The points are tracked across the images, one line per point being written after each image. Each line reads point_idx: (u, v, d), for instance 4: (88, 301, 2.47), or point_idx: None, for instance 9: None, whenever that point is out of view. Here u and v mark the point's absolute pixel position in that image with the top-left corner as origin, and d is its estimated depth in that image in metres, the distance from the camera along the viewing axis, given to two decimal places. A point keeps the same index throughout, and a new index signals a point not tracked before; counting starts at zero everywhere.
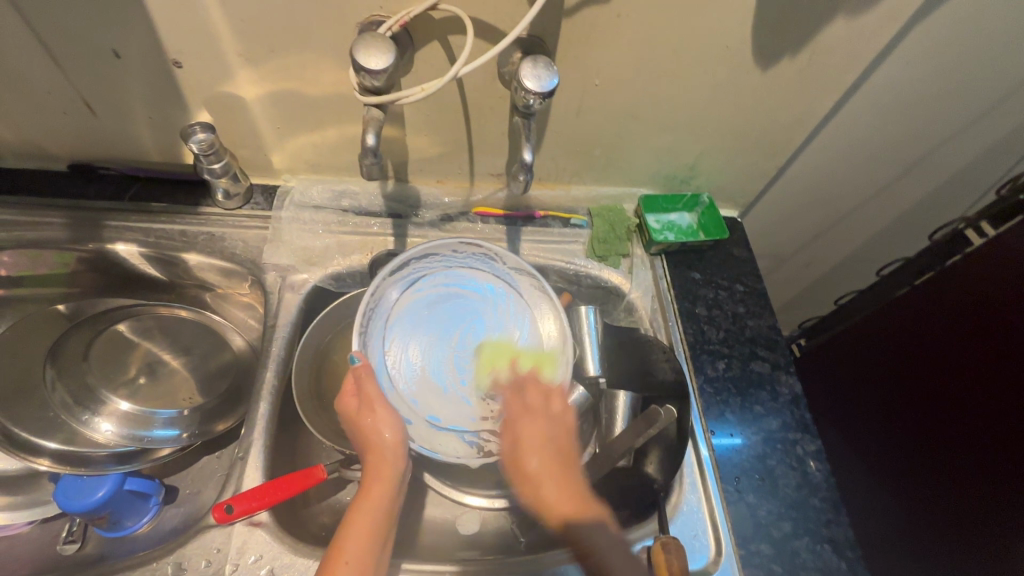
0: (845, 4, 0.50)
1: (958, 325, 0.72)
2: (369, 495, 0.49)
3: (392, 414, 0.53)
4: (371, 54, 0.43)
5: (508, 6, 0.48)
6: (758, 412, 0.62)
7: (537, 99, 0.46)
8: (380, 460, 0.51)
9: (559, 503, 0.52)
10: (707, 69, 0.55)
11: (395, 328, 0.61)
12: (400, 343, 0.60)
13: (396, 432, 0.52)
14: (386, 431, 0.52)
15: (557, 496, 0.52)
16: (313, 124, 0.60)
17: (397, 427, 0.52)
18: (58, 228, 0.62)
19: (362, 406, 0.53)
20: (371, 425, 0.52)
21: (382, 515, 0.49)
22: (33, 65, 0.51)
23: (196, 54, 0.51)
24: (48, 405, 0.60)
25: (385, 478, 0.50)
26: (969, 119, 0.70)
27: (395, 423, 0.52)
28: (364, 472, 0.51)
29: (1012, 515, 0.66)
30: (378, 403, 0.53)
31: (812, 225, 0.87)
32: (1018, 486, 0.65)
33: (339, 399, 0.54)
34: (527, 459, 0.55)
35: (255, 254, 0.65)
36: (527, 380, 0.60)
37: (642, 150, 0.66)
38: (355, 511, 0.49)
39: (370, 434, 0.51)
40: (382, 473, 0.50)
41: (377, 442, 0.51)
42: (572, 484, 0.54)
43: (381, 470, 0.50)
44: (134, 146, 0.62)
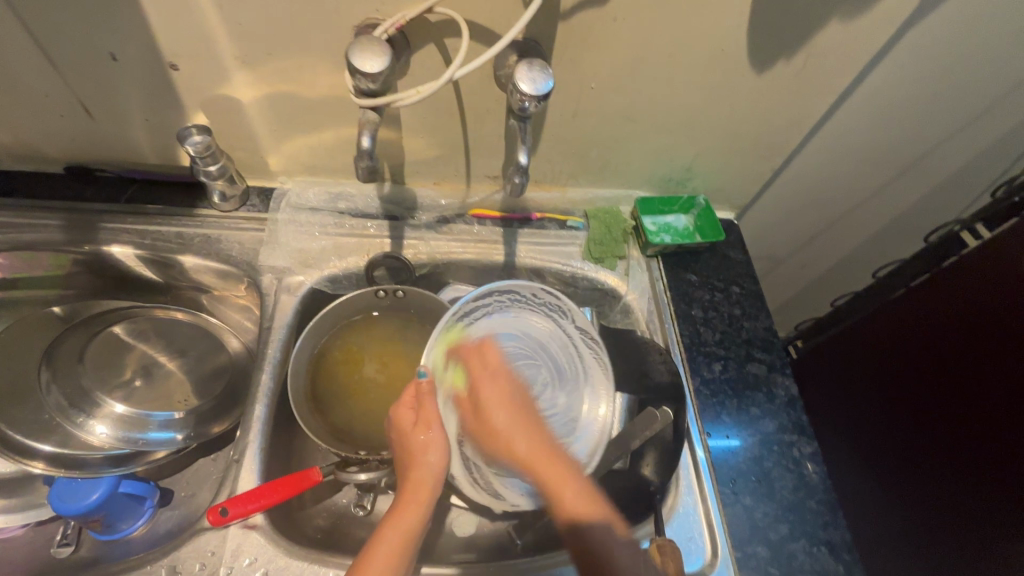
0: (838, 8, 0.50)
1: (953, 326, 0.72)
2: (400, 515, 0.48)
3: (444, 441, 0.52)
4: (366, 57, 0.43)
5: (504, 9, 0.48)
6: (754, 414, 0.62)
7: (533, 102, 0.46)
8: (419, 478, 0.50)
9: (579, 505, 0.50)
10: (702, 72, 0.56)
11: (470, 350, 0.60)
12: (469, 366, 0.60)
13: (442, 457, 0.51)
14: (434, 455, 0.51)
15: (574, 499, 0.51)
16: (310, 126, 0.60)
17: (443, 453, 0.51)
18: (53, 230, 0.62)
19: (417, 421, 0.52)
20: (422, 444, 0.51)
21: (412, 533, 0.48)
22: (29, 67, 0.51)
23: (192, 56, 0.51)
24: (42, 408, 0.60)
25: (420, 499, 0.49)
26: (964, 121, 0.71)
27: (443, 449, 0.52)
28: (402, 488, 0.50)
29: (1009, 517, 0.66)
30: (435, 426, 0.51)
31: (809, 227, 0.88)
32: (1013, 488, 0.65)
33: (396, 405, 0.53)
34: (516, 444, 0.54)
35: (252, 256, 0.65)
36: (544, 431, 0.61)
37: (639, 153, 0.66)
38: (388, 528, 0.48)
39: (420, 453, 0.51)
40: (419, 496, 0.49)
41: (421, 463, 0.51)
42: (573, 494, 0.51)
43: (420, 492, 0.50)
44: (130, 148, 0.62)
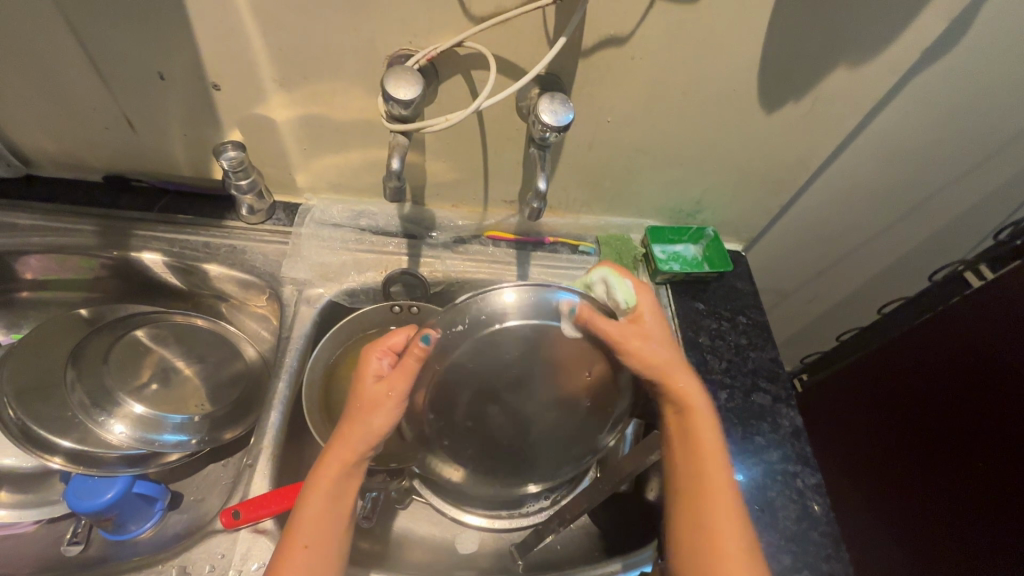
0: (844, 55, 0.53)
1: (955, 363, 0.73)
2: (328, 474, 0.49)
3: (396, 409, 0.50)
4: (400, 85, 0.46)
5: (530, 45, 0.51)
6: (759, 443, 0.63)
7: (553, 132, 0.49)
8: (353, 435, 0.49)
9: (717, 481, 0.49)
10: (713, 111, 0.59)
11: None
12: None
13: (386, 421, 0.49)
14: (377, 417, 0.49)
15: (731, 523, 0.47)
16: (339, 147, 0.63)
17: (390, 417, 0.49)
18: (87, 235, 0.65)
19: (380, 375, 0.51)
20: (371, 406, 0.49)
21: (338, 489, 0.49)
22: (84, 83, 0.55)
23: (234, 78, 0.54)
24: (66, 405, 0.62)
25: (338, 457, 0.49)
26: (968, 165, 0.73)
27: (390, 415, 0.49)
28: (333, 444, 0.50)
29: (1008, 556, 0.65)
30: (394, 393, 0.49)
31: (815, 262, 0.89)
32: (1012, 533, 0.65)
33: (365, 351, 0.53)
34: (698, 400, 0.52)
35: (275, 267, 0.68)
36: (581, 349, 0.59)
37: (651, 184, 0.69)
38: (315, 488, 0.48)
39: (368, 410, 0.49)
40: (347, 451, 0.49)
41: (361, 421, 0.49)
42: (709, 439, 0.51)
43: (348, 453, 0.49)
44: (167, 161, 0.65)
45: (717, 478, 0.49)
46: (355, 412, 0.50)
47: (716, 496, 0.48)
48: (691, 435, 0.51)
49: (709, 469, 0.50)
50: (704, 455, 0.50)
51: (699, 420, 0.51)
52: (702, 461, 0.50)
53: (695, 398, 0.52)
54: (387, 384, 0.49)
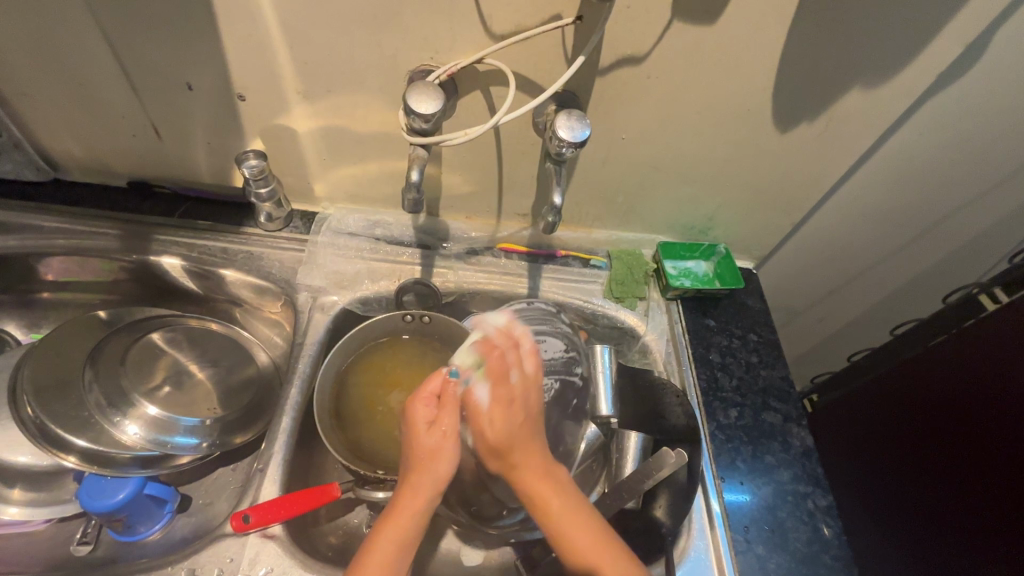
0: (859, 77, 0.54)
1: (966, 385, 0.73)
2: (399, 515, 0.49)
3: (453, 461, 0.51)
4: (422, 100, 0.47)
5: (547, 63, 0.52)
6: (769, 462, 0.62)
7: (570, 148, 0.50)
8: (420, 481, 0.50)
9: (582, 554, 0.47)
10: (726, 130, 0.59)
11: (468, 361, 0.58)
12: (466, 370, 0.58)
13: (450, 468, 0.51)
14: (441, 463, 0.51)
15: (590, 544, 0.48)
16: (357, 158, 0.64)
17: (454, 465, 0.51)
18: (110, 238, 0.66)
19: (431, 422, 0.52)
20: (437, 447, 0.51)
21: (408, 537, 0.48)
22: (115, 92, 0.57)
23: (259, 89, 0.56)
24: (83, 404, 0.61)
25: (408, 503, 0.49)
26: (982, 188, 0.72)
27: (451, 460, 0.51)
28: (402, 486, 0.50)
29: None
30: (450, 431, 0.51)
31: (826, 281, 0.89)
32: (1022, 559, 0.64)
33: (411, 401, 0.53)
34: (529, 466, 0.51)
35: (290, 274, 0.69)
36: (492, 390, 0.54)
37: (664, 200, 0.69)
38: (383, 533, 0.48)
39: (433, 453, 0.51)
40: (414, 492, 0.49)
41: (428, 468, 0.50)
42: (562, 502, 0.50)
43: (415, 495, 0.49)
44: (189, 168, 0.67)
45: (569, 512, 0.49)
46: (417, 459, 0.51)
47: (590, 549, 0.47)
48: (525, 481, 0.50)
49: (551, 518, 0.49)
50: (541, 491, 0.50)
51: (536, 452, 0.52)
52: (546, 500, 0.50)
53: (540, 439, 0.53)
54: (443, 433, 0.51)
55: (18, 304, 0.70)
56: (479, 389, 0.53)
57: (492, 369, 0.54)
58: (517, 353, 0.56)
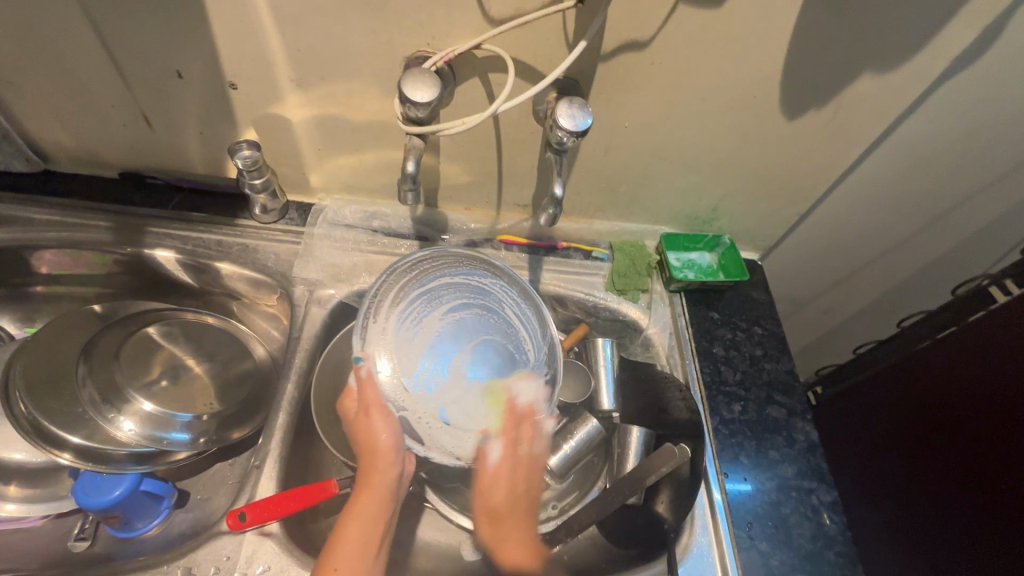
0: (871, 62, 0.52)
1: (973, 377, 0.72)
2: (363, 495, 0.51)
3: (392, 426, 0.54)
4: (418, 87, 0.45)
5: (549, 48, 0.50)
6: (773, 458, 0.61)
7: (571, 137, 0.48)
8: (371, 460, 0.53)
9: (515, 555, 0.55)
10: (733, 118, 0.58)
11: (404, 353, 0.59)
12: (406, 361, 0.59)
13: (391, 437, 0.53)
14: (382, 436, 0.53)
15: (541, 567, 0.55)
16: (353, 148, 0.63)
17: (393, 432, 0.54)
18: (102, 230, 0.65)
19: (365, 410, 0.54)
20: (369, 431, 0.53)
21: (374, 515, 0.51)
22: (103, 80, 0.55)
23: (250, 77, 0.54)
24: (77, 401, 0.60)
25: (376, 488, 0.52)
26: (996, 176, 0.71)
27: (392, 430, 0.54)
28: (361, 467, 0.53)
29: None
30: (373, 409, 0.54)
31: (832, 272, 0.88)
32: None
33: (342, 401, 0.57)
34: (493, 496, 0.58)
35: (286, 267, 0.67)
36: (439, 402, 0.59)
37: (667, 190, 0.67)
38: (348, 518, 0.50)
39: (372, 437, 0.53)
40: (370, 470, 0.52)
41: (374, 448, 0.53)
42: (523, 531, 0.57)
43: (370, 481, 0.52)
44: (182, 158, 0.65)
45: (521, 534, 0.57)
46: (361, 441, 0.53)
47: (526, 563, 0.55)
48: (504, 530, 0.57)
49: (517, 560, 0.55)
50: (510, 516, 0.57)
51: (520, 492, 0.58)
52: (506, 525, 0.57)
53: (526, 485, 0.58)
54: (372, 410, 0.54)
55: (10, 299, 0.69)
56: (491, 449, 0.57)
57: (510, 429, 0.58)
58: (533, 429, 0.59)
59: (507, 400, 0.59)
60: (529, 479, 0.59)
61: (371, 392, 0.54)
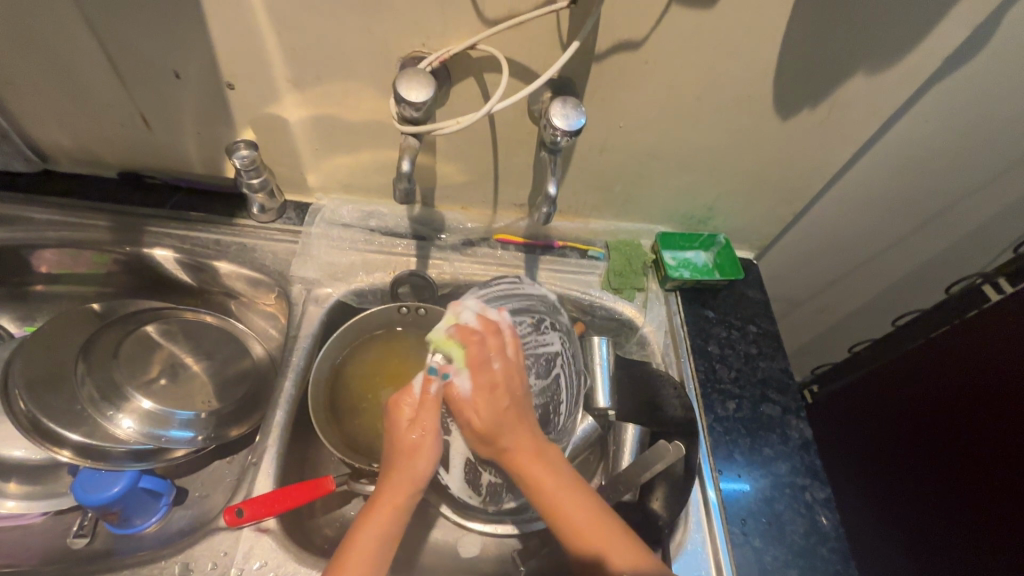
0: (863, 62, 0.52)
1: (965, 375, 0.73)
2: (387, 504, 0.49)
3: (434, 450, 0.51)
4: (413, 87, 0.46)
5: (543, 49, 0.51)
6: (767, 455, 0.62)
7: (565, 137, 0.49)
8: (398, 482, 0.50)
9: (579, 525, 0.48)
10: (726, 117, 0.58)
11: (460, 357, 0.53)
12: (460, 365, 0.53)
13: (429, 463, 0.51)
14: (420, 462, 0.50)
15: (590, 524, 0.49)
16: (350, 148, 0.63)
17: (432, 460, 0.51)
18: (101, 230, 0.65)
19: (412, 421, 0.51)
20: (412, 444, 0.50)
21: (391, 530, 0.49)
22: (101, 81, 0.55)
23: (247, 77, 0.55)
24: (75, 398, 0.61)
25: (397, 504, 0.49)
26: (989, 175, 0.71)
27: (431, 456, 0.51)
28: (387, 479, 0.50)
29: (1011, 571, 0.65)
30: (429, 432, 0.51)
31: (827, 271, 0.88)
32: (1016, 548, 0.65)
33: (395, 397, 0.52)
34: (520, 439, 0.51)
35: (284, 266, 0.68)
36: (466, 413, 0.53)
37: (662, 189, 0.68)
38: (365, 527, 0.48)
39: (410, 452, 0.50)
40: (398, 483, 0.50)
41: (409, 463, 0.50)
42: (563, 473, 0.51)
43: (395, 495, 0.49)
44: (180, 158, 0.66)
45: (566, 480, 0.51)
46: (397, 457, 0.50)
47: (589, 535, 0.48)
48: (518, 463, 0.51)
49: (533, 474, 0.50)
50: (538, 473, 0.50)
51: (519, 422, 0.52)
52: (527, 466, 0.51)
53: (528, 421, 0.53)
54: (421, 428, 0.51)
55: (10, 297, 0.69)
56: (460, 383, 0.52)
57: (470, 358, 0.52)
58: (498, 338, 0.54)
59: (453, 327, 0.53)
60: (515, 404, 0.53)
61: (432, 401, 0.51)
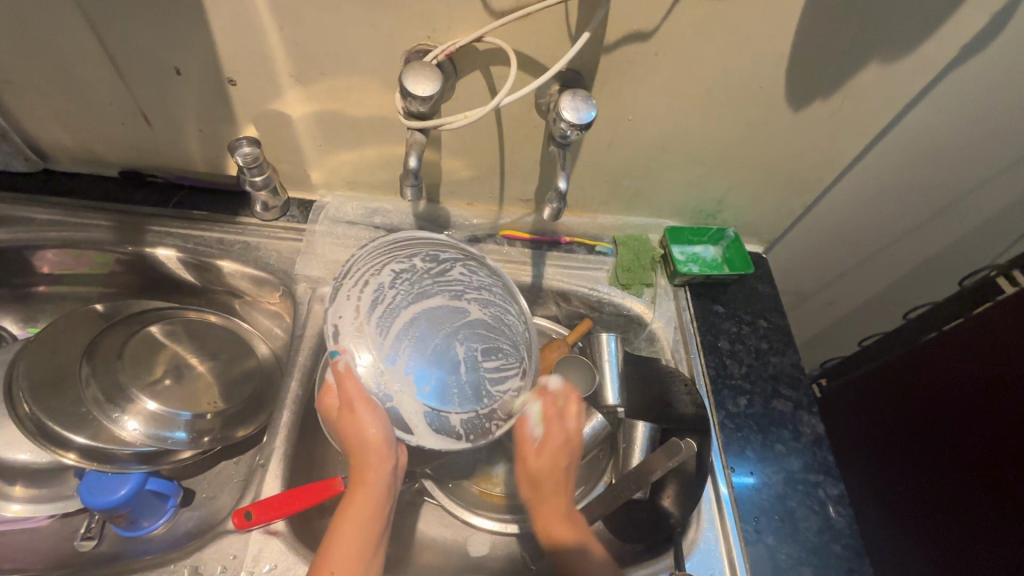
0: (878, 52, 0.51)
1: (979, 369, 0.72)
2: (360, 494, 0.49)
3: (378, 415, 0.51)
4: (419, 81, 0.45)
5: (551, 41, 0.50)
6: (779, 451, 0.61)
7: (574, 130, 0.48)
8: (363, 460, 0.50)
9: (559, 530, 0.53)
10: (737, 109, 0.57)
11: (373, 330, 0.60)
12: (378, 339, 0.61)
13: (380, 429, 0.50)
14: (367, 429, 0.50)
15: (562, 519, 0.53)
16: (353, 144, 0.62)
17: (381, 425, 0.50)
18: (103, 230, 0.65)
19: (342, 407, 0.51)
20: (355, 424, 0.50)
21: (372, 511, 0.49)
22: (101, 78, 0.54)
23: (250, 73, 0.54)
24: (80, 401, 0.59)
25: (370, 484, 0.49)
26: (1003, 165, 0.70)
27: (376, 421, 0.50)
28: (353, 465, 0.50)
29: None
30: (357, 401, 0.50)
31: (837, 264, 0.87)
32: None
33: (319, 399, 0.53)
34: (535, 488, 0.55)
35: (288, 264, 0.67)
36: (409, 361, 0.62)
37: (671, 183, 0.67)
38: (344, 519, 0.48)
39: (358, 432, 0.50)
40: (365, 466, 0.50)
41: (359, 440, 0.50)
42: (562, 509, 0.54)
43: (364, 476, 0.49)
44: (182, 156, 0.65)
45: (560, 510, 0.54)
46: (350, 437, 0.50)
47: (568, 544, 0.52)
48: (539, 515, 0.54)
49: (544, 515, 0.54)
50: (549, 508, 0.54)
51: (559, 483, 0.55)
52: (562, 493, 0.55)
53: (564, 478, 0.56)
54: (349, 404, 0.50)
55: (12, 299, 0.69)
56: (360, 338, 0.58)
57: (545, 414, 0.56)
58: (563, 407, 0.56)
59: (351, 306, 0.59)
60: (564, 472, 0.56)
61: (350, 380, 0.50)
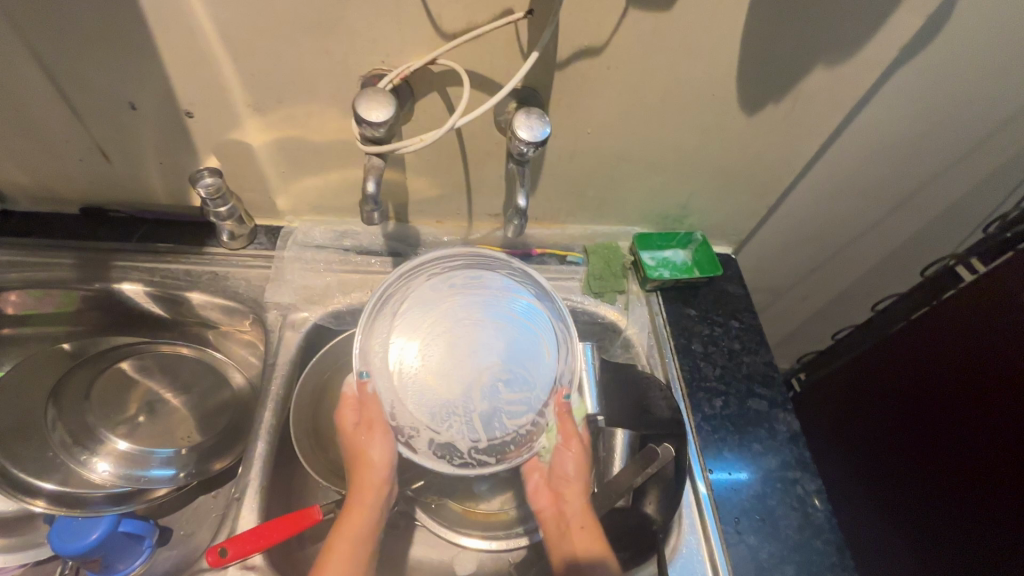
0: (822, 56, 0.53)
1: (951, 358, 0.73)
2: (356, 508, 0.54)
3: (387, 443, 0.56)
4: (372, 107, 0.45)
5: (504, 60, 0.51)
6: (756, 450, 0.62)
7: (530, 148, 0.48)
8: (360, 476, 0.55)
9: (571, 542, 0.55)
10: (692, 117, 0.58)
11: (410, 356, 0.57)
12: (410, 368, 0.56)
13: (385, 453, 0.56)
14: (372, 452, 0.56)
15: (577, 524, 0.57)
16: (317, 169, 0.62)
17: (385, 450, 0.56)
18: (67, 268, 0.64)
19: (358, 424, 0.57)
20: (368, 444, 0.56)
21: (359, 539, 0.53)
22: (54, 117, 0.54)
23: (207, 105, 0.54)
24: (45, 445, 0.60)
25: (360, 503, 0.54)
26: (954, 157, 0.72)
27: (383, 446, 0.56)
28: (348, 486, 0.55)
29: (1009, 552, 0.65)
30: (373, 425, 0.56)
31: (807, 260, 0.89)
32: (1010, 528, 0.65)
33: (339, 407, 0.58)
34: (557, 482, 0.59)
35: (258, 292, 0.67)
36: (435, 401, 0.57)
37: (636, 191, 0.68)
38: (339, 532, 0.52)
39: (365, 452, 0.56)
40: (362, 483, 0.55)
41: (364, 460, 0.55)
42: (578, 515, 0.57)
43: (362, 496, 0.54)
44: (145, 190, 0.64)
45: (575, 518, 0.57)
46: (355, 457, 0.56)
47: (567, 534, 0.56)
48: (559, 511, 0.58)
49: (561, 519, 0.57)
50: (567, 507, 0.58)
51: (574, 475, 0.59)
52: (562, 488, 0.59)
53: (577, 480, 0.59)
54: (363, 423, 0.57)
55: None
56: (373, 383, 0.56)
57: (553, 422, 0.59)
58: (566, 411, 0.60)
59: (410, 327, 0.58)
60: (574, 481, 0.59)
61: (369, 401, 0.56)
